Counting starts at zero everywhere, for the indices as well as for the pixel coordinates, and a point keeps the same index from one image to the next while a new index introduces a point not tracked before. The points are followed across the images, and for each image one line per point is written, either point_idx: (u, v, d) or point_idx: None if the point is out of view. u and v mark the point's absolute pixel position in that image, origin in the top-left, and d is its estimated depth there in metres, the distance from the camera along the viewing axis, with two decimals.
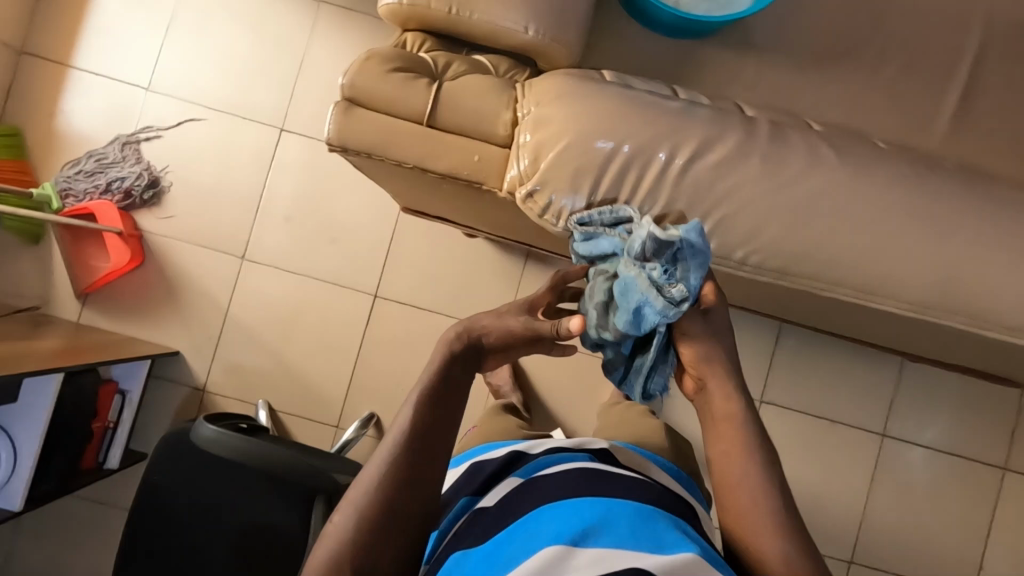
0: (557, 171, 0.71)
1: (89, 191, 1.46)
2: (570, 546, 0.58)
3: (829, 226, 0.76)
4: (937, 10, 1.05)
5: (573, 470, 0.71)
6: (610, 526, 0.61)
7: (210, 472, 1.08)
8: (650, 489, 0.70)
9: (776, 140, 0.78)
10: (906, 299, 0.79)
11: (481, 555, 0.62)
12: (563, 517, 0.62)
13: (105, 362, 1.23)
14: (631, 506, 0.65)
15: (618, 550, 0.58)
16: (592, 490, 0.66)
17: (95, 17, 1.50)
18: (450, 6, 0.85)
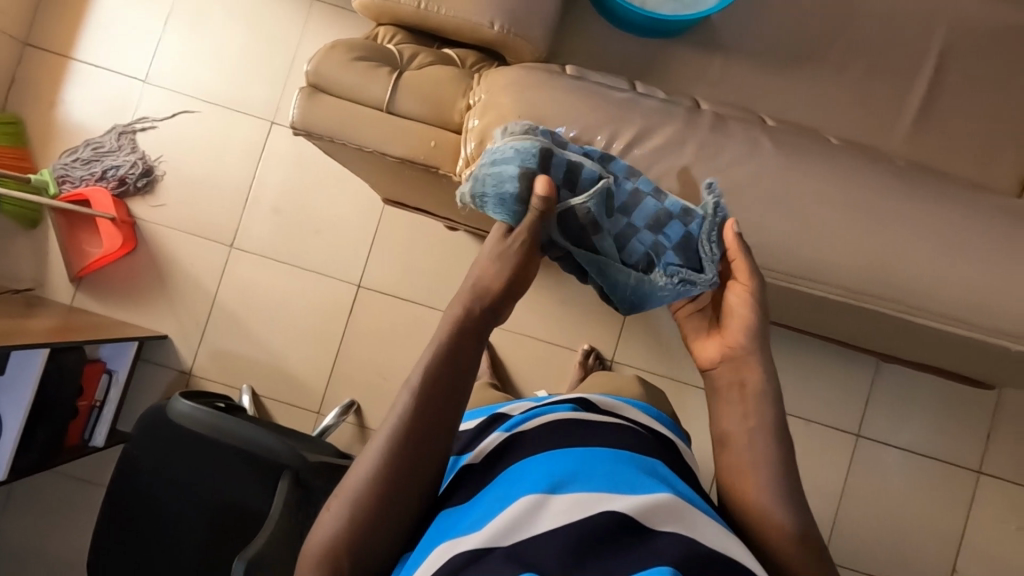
0: None
1: (85, 178, 1.51)
2: (548, 494, 0.60)
3: (761, 215, 0.82)
4: (897, 16, 1.09)
5: (551, 424, 0.72)
6: (586, 473, 0.63)
7: (182, 448, 1.11)
8: (625, 431, 0.73)
9: (715, 130, 0.82)
10: (834, 284, 0.85)
11: (467, 511, 0.63)
12: (542, 469, 0.64)
13: (93, 341, 1.27)
14: (604, 451, 0.67)
15: (592, 494, 0.60)
16: (568, 443, 0.68)
17: (96, 11, 1.56)
18: (419, 1, 0.89)
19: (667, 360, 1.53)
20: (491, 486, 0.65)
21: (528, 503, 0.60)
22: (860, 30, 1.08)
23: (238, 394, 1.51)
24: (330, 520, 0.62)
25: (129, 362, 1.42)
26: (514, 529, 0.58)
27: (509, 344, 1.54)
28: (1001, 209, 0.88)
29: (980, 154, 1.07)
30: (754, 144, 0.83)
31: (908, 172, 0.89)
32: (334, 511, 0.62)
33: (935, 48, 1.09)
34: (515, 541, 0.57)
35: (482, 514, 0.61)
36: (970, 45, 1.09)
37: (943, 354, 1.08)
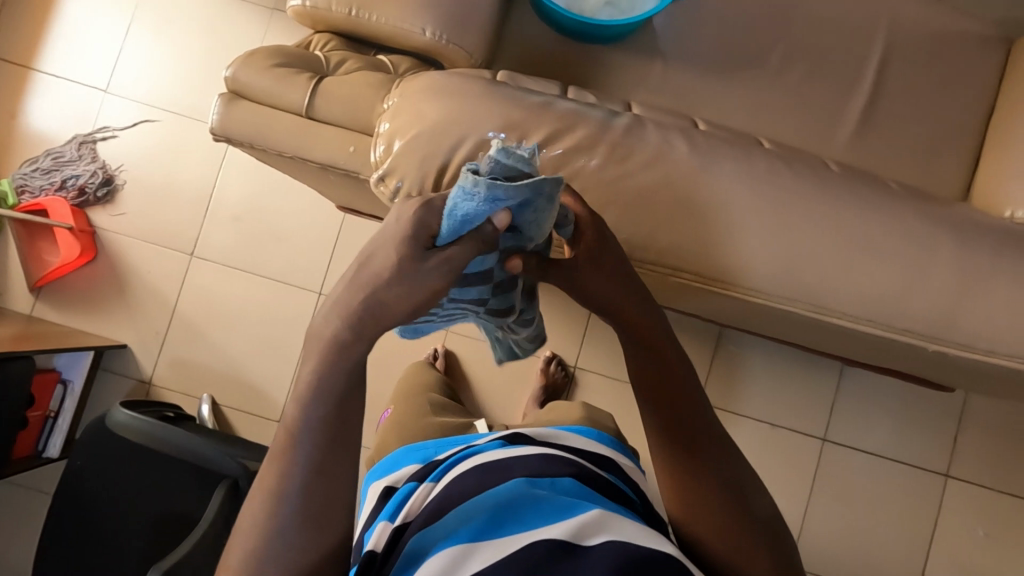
0: (406, 158, 0.71)
1: (45, 188, 1.51)
2: (471, 545, 0.57)
3: (677, 218, 0.83)
4: (836, 21, 1.09)
5: (472, 465, 0.66)
6: (506, 512, 0.60)
7: (125, 457, 1.11)
8: (548, 455, 0.68)
9: (629, 134, 0.83)
10: (752, 287, 0.85)
11: (398, 574, 0.59)
12: (462, 516, 0.61)
13: (45, 350, 1.27)
14: (524, 482, 0.63)
15: (513, 532, 0.58)
16: (490, 483, 0.63)
17: (58, 21, 1.56)
18: (350, 9, 0.89)
19: None
20: (419, 536, 0.60)
21: (448, 556, 0.56)
22: (801, 35, 1.08)
23: (197, 403, 1.50)
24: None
25: (85, 372, 1.41)
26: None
27: (470, 352, 1.54)
28: (931, 212, 0.88)
29: (920, 157, 1.08)
30: (676, 147, 0.84)
31: (835, 174, 0.89)
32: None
33: (876, 52, 1.09)
34: None
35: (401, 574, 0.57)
36: (911, 49, 1.10)
37: (891, 358, 1.08)
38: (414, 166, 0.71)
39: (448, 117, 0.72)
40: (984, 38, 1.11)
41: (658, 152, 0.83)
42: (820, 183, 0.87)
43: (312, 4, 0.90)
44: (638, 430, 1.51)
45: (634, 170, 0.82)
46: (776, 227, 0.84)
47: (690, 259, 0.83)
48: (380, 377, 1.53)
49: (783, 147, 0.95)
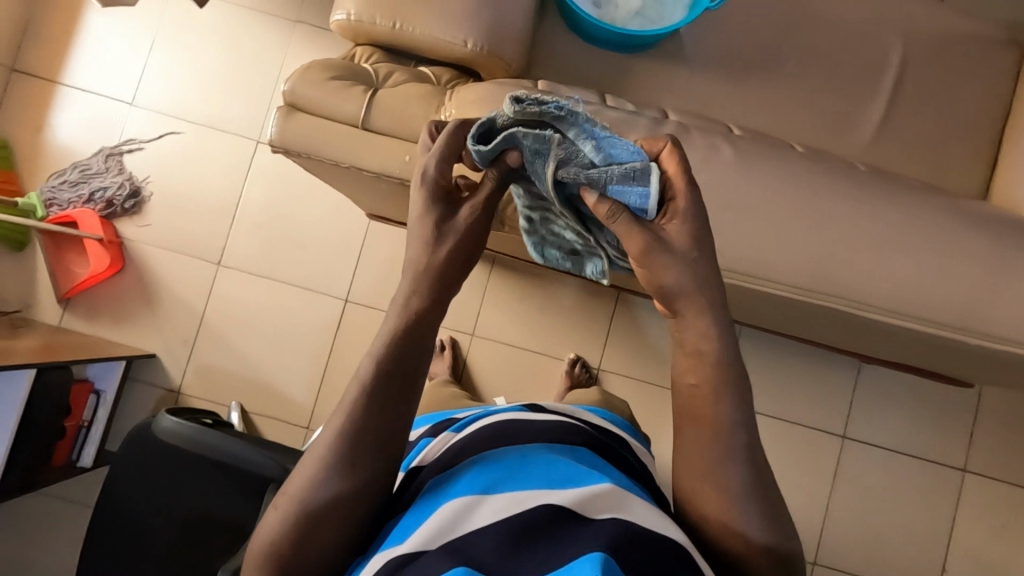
0: None
1: (72, 201, 1.53)
2: (481, 495, 0.61)
3: (717, 218, 0.86)
4: (856, 28, 1.13)
5: (494, 424, 0.71)
6: (521, 471, 0.63)
7: (165, 464, 1.12)
8: (567, 425, 0.72)
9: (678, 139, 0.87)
10: (786, 283, 0.88)
11: (408, 515, 0.62)
12: (480, 469, 0.64)
13: (79, 360, 1.28)
14: (542, 447, 0.67)
15: (524, 490, 0.61)
16: (508, 442, 0.67)
17: (83, 36, 1.58)
18: (394, 22, 0.92)
19: (652, 367, 1.55)
20: (435, 486, 0.64)
21: (459, 505, 0.60)
22: (822, 42, 1.12)
23: (226, 411, 1.52)
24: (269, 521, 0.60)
25: (117, 382, 1.43)
26: (445, 531, 0.58)
27: (494, 355, 1.56)
28: (956, 211, 0.92)
29: (940, 159, 1.11)
30: (723, 152, 0.88)
31: (864, 176, 0.93)
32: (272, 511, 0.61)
33: (895, 57, 1.13)
34: (448, 540, 0.57)
35: (412, 518, 0.61)
36: (929, 54, 1.13)
37: (915, 353, 1.11)
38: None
39: None
40: (998, 42, 1.14)
41: (707, 156, 0.87)
42: (850, 183, 0.90)
43: (356, 18, 0.92)
44: (661, 430, 1.54)
45: None
46: (811, 226, 0.87)
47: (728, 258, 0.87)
48: None
49: (811, 150, 0.98)
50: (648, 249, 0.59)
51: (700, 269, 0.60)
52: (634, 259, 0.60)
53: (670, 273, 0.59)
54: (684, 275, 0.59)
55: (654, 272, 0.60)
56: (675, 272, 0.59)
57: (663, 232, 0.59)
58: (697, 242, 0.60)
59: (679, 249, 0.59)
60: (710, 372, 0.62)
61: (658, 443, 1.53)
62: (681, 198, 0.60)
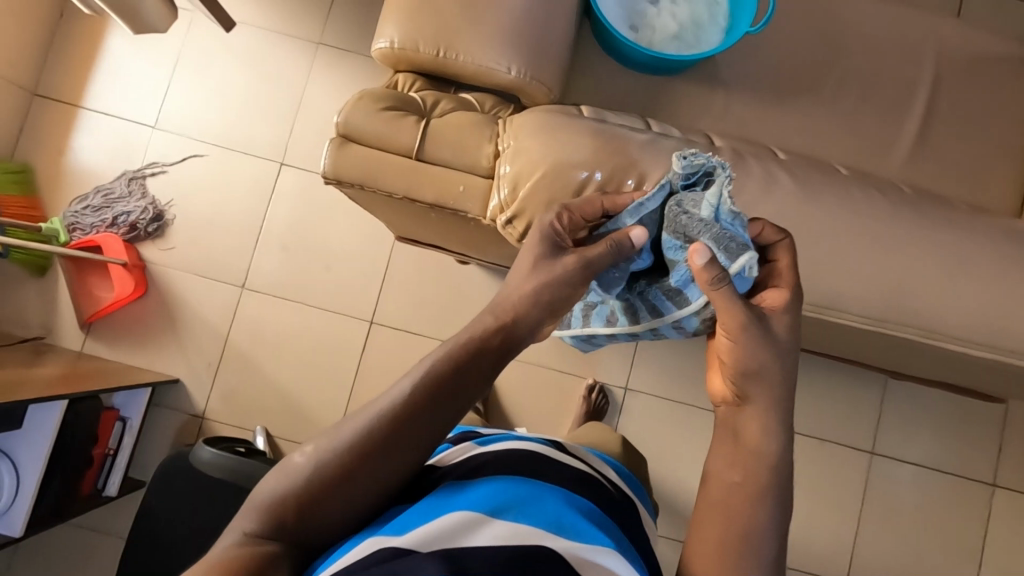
0: (534, 200, 0.75)
1: (96, 225, 1.52)
2: (486, 516, 0.56)
3: None
4: (887, 49, 1.14)
5: (520, 451, 0.68)
6: (532, 507, 0.59)
7: (200, 491, 1.10)
8: (586, 476, 0.69)
9: (735, 167, 0.89)
10: (860, 313, 0.89)
11: (399, 515, 0.58)
12: (497, 490, 0.61)
13: (108, 389, 1.27)
14: (560, 490, 0.64)
15: (533, 527, 0.57)
16: (528, 478, 0.64)
17: (105, 60, 1.58)
18: (438, 49, 0.92)
19: (680, 385, 1.54)
20: (441, 493, 0.60)
21: (466, 517, 0.56)
22: (856, 63, 1.13)
23: (251, 435, 1.50)
24: (272, 481, 0.57)
25: (143, 408, 1.41)
26: (444, 538, 0.53)
27: (521, 375, 1.55)
28: (1001, 232, 0.92)
29: (974, 177, 1.12)
30: (781, 180, 0.89)
31: (908, 198, 0.93)
32: (274, 474, 0.57)
33: (928, 76, 1.13)
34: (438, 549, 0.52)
35: (413, 515, 0.57)
36: (961, 73, 1.14)
37: (955, 371, 1.10)
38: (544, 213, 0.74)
39: (575, 160, 0.74)
40: None
41: (765, 182, 0.88)
42: (898, 205, 0.91)
43: (400, 45, 0.92)
44: (690, 448, 1.53)
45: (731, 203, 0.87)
46: (861, 250, 0.87)
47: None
48: None
49: (853, 172, 0.99)
50: (745, 326, 0.61)
51: (784, 358, 0.62)
52: (729, 331, 0.62)
53: (754, 354, 0.61)
54: (770, 359, 0.61)
55: (747, 346, 0.61)
56: (762, 356, 0.61)
57: (764, 314, 0.62)
58: (792, 337, 0.62)
59: (777, 336, 0.62)
60: (757, 435, 0.61)
61: (687, 462, 1.52)
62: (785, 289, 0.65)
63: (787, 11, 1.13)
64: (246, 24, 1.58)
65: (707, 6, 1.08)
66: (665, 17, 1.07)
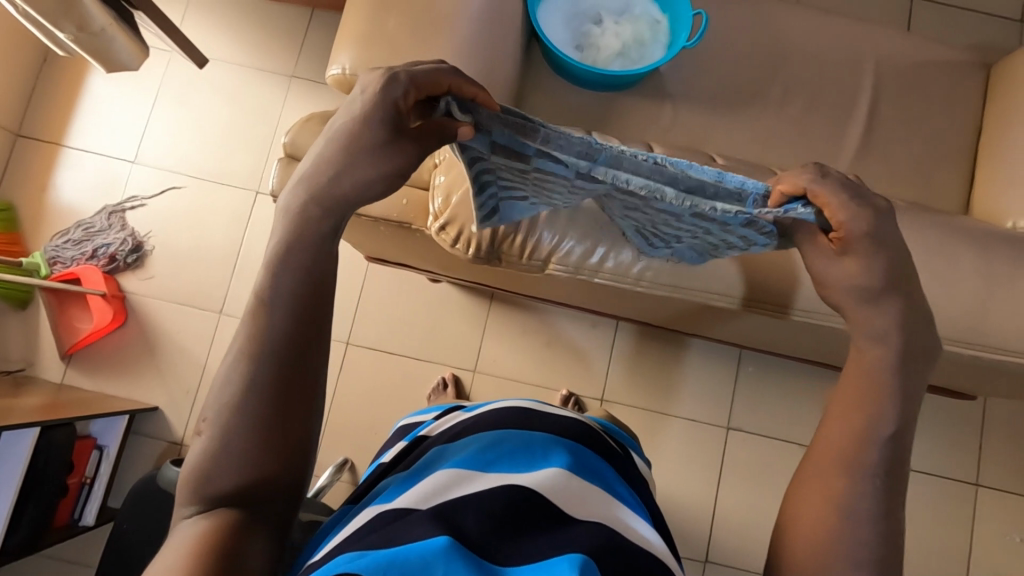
0: (464, 208, 0.84)
1: (76, 258, 1.56)
2: (476, 472, 0.66)
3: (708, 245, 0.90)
4: (828, 57, 1.19)
5: (505, 410, 0.77)
6: (520, 456, 0.69)
7: (171, 514, 1.10)
8: (570, 423, 0.77)
9: None
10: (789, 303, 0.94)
11: (399, 484, 0.68)
12: (484, 447, 0.70)
13: (83, 417, 1.29)
14: (548, 437, 0.73)
15: (518, 473, 0.66)
16: (518, 426, 0.74)
17: (86, 99, 1.64)
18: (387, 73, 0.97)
19: (655, 394, 1.55)
20: (433, 462, 0.70)
21: (457, 474, 0.66)
22: (797, 72, 1.17)
23: None
24: (200, 448, 0.55)
25: (120, 436, 1.44)
26: (437, 497, 0.63)
27: (499, 390, 1.56)
28: (939, 225, 0.96)
29: (920, 176, 1.15)
30: None
31: None
32: (205, 435, 0.55)
33: (869, 82, 1.18)
34: (434, 504, 0.62)
35: (407, 483, 0.67)
36: (900, 77, 1.18)
37: None
38: (472, 219, 0.84)
39: None
40: (965, 64, 1.21)
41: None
42: None
43: (351, 71, 0.97)
44: (669, 456, 1.53)
45: None
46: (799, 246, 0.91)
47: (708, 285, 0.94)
48: None
49: None
50: (824, 260, 0.62)
51: (858, 294, 0.60)
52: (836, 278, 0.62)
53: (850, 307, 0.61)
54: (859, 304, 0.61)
55: (826, 277, 0.62)
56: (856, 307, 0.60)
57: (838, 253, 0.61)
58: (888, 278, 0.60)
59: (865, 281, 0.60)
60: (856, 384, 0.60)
61: (665, 470, 1.52)
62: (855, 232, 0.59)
63: (728, 27, 1.18)
64: (221, 61, 1.65)
65: (649, 25, 1.14)
66: (609, 35, 1.12)
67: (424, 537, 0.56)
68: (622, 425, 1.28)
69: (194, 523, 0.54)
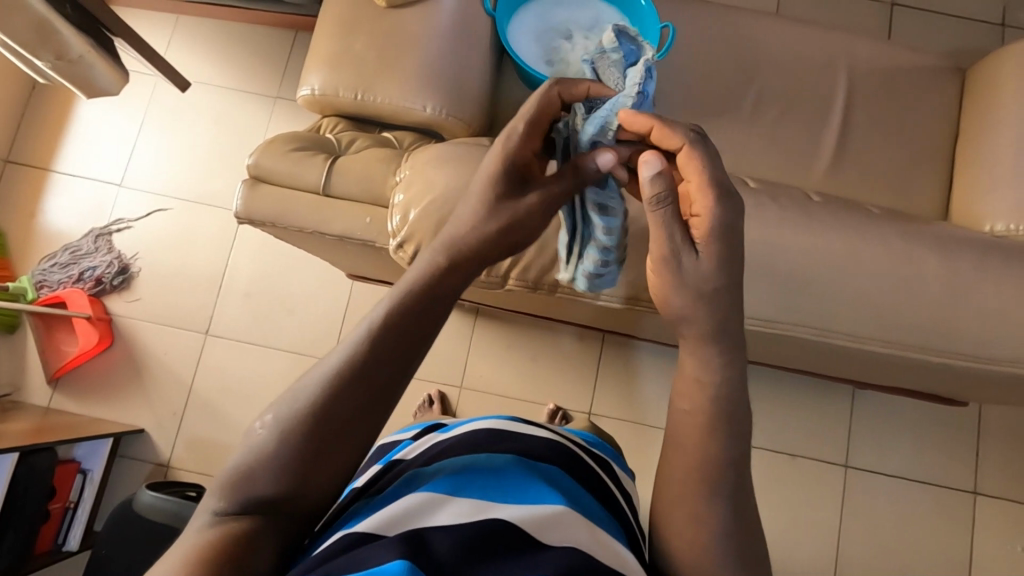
0: (421, 227, 0.82)
1: (63, 282, 1.57)
2: (447, 496, 0.62)
3: None
4: (801, 66, 1.19)
5: (481, 431, 0.75)
6: (494, 481, 0.65)
7: (146, 540, 1.09)
8: (546, 442, 0.74)
9: None
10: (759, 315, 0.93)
11: (367, 508, 0.64)
12: (456, 471, 0.67)
13: (66, 441, 1.29)
14: (523, 460, 0.69)
15: (490, 499, 0.63)
16: (491, 449, 0.71)
17: (75, 123, 1.66)
18: (356, 93, 0.99)
19: (642, 407, 1.54)
20: (403, 486, 0.67)
21: (428, 499, 0.62)
22: (769, 82, 1.18)
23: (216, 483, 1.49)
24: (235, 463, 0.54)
25: (104, 459, 1.44)
26: (405, 522, 0.59)
27: (485, 405, 1.55)
28: (915, 231, 0.95)
29: (895, 182, 1.15)
30: None
31: (822, 205, 0.96)
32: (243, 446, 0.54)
33: (840, 90, 1.18)
34: (401, 530, 0.58)
35: (375, 508, 0.63)
36: (873, 84, 1.19)
37: (898, 375, 1.11)
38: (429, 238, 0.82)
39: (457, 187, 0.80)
40: (939, 69, 1.21)
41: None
42: (795, 212, 0.93)
43: (321, 92, 0.99)
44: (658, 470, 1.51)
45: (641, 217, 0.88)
46: (772, 257, 0.90)
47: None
48: None
49: (764, 184, 1.02)
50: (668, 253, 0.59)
51: None
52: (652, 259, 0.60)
53: (672, 292, 0.59)
54: (695, 284, 0.58)
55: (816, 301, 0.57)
56: (677, 294, 0.59)
57: (684, 253, 0.58)
58: (711, 274, 0.58)
59: (699, 266, 0.58)
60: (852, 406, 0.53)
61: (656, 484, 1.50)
62: (704, 212, 0.58)
63: (698, 38, 1.19)
64: (206, 84, 1.67)
65: None
66: (578, 49, 1.12)
67: (385, 563, 0.53)
68: (608, 438, 1.27)
69: (207, 532, 0.52)
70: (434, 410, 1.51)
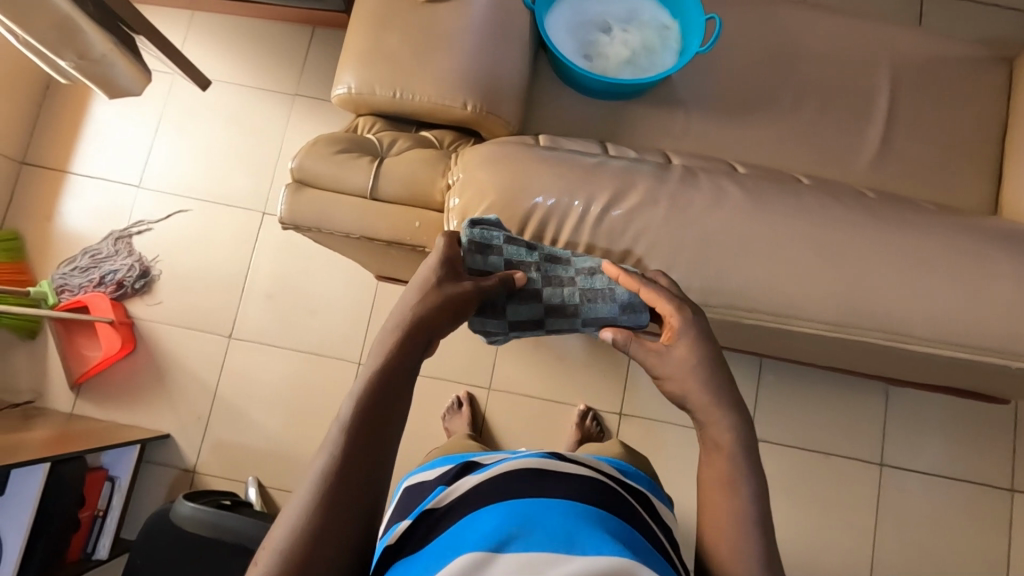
0: None
1: (84, 285, 1.54)
2: (493, 554, 0.57)
3: (736, 260, 0.85)
4: (843, 59, 1.15)
5: (517, 470, 0.69)
6: (541, 531, 0.60)
7: (183, 550, 1.08)
8: (589, 482, 0.69)
9: (686, 182, 0.87)
10: (823, 321, 0.87)
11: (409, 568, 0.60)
12: (495, 518, 0.61)
13: (94, 449, 1.27)
14: (569, 503, 0.64)
15: (540, 552, 0.58)
16: (532, 492, 0.65)
17: (91, 123, 1.63)
18: (393, 91, 0.95)
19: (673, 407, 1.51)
20: (443, 540, 0.61)
21: (474, 559, 0.56)
22: (811, 75, 1.14)
23: (244, 488, 1.47)
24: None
25: (131, 467, 1.42)
26: None
27: (514, 407, 1.52)
28: (978, 229, 0.91)
29: (943, 178, 1.12)
30: (731, 193, 0.87)
31: (879, 202, 0.92)
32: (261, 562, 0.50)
33: (884, 83, 1.15)
34: None
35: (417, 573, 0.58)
36: (917, 77, 1.15)
37: (948, 376, 1.07)
38: None
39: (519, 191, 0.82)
40: (984, 60, 1.17)
41: (716, 198, 0.86)
42: (856, 211, 0.89)
43: (357, 90, 0.96)
44: (691, 470, 1.48)
45: (698, 218, 0.85)
46: (835, 259, 0.86)
47: (745, 298, 0.86)
48: (424, 442, 1.50)
49: (815, 182, 0.99)
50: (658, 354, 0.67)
51: None
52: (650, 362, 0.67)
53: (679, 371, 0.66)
54: (685, 374, 0.65)
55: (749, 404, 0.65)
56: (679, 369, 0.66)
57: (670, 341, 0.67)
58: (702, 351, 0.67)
59: (685, 355, 0.66)
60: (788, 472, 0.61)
61: (689, 485, 1.48)
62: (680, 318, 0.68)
63: (738, 30, 1.15)
64: (224, 82, 1.63)
65: (657, 32, 1.12)
66: (617, 44, 1.10)
67: None
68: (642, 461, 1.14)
69: None
70: (463, 412, 1.49)
